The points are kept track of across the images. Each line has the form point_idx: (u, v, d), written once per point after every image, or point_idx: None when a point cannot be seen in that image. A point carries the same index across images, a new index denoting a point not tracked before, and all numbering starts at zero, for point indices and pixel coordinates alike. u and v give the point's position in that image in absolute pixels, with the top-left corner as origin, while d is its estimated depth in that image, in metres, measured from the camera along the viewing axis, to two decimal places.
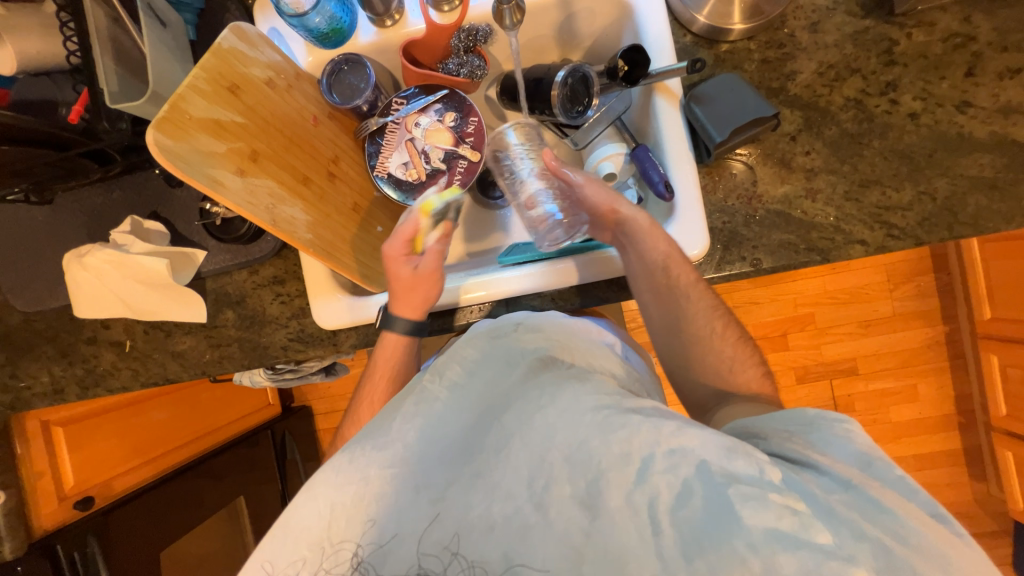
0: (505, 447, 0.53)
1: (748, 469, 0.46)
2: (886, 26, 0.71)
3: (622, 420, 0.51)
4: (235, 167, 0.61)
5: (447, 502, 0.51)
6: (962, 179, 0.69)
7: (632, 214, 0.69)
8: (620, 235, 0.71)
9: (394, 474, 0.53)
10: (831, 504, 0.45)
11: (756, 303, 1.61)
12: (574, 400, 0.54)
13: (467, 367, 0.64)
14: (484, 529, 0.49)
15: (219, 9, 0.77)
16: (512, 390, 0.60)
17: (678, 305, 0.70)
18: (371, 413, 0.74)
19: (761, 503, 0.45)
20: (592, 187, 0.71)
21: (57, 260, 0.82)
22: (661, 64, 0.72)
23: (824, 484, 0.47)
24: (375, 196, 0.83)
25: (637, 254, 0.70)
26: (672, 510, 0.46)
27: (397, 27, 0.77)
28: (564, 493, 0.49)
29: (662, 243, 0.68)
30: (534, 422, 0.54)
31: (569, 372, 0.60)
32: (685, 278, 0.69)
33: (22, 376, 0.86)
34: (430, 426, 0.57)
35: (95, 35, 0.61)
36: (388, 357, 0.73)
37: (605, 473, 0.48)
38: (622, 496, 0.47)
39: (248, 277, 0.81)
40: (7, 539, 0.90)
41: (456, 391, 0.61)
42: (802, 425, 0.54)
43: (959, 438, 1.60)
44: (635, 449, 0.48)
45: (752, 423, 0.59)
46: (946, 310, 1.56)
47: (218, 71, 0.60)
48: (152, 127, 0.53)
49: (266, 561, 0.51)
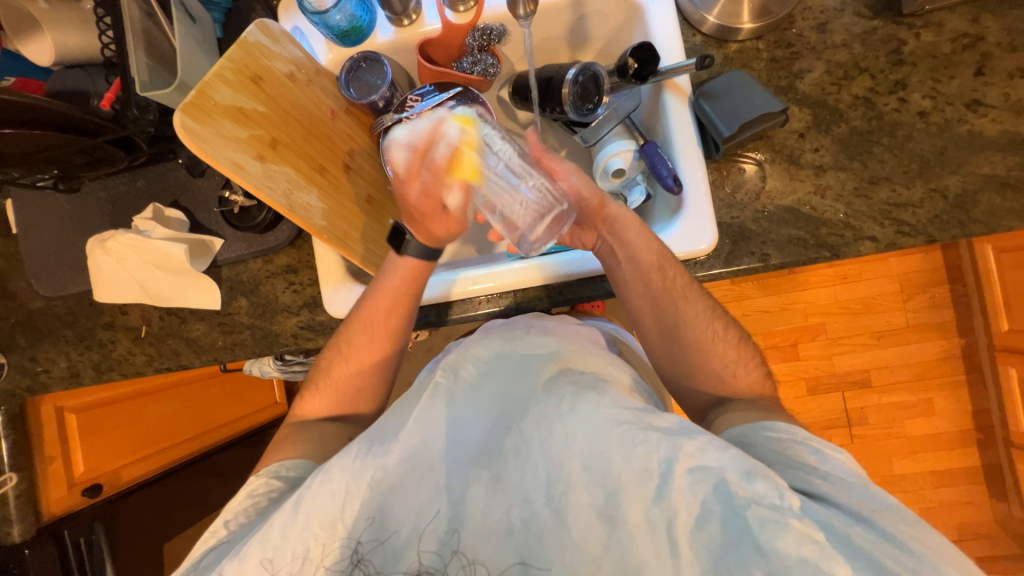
0: (524, 453, 0.54)
1: (769, 492, 0.46)
2: (894, 27, 0.72)
3: (644, 436, 0.50)
4: (255, 154, 0.63)
5: (466, 504, 0.53)
6: (974, 177, 0.69)
7: (624, 213, 0.72)
8: (608, 234, 0.72)
9: (411, 472, 0.55)
10: (850, 535, 0.45)
11: (766, 311, 1.59)
12: (594, 410, 0.54)
13: (482, 368, 0.64)
14: (503, 533, 0.51)
15: (246, 9, 0.81)
16: (529, 395, 0.60)
17: (687, 301, 0.70)
18: (358, 398, 0.77)
19: (779, 527, 0.45)
20: (581, 181, 0.71)
21: (81, 247, 0.84)
22: (671, 62, 0.74)
23: (842, 516, 0.47)
24: (389, 189, 0.84)
25: (626, 257, 0.71)
26: (689, 529, 0.47)
27: (414, 26, 0.80)
28: (582, 502, 0.50)
29: (653, 243, 0.70)
30: (552, 430, 0.54)
31: (588, 381, 0.60)
32: (680, 280, 0.70)
33: (41, 360, 0.88)
34: (450, 425, 0.58)
35: (129, 27, 0.64)
36: (400, 281, 0.72)
37: (623, 487, 0.49)
38: (641, 511, 0.49)
39: (262, 266, 0.83)
40: (15, 522, 0.92)
41: (473, 392, 0.62)
42: (816, 450, 0.55)
43: (979, 455, 1.55)
44: (654, 465, 0.49)
45: (747, 433, 0.60)
46: (961, 322, 1.53)
47: (244, 63, 0.63)
48: (179, 110, 0.55)
49: (277, 537, 0.53)
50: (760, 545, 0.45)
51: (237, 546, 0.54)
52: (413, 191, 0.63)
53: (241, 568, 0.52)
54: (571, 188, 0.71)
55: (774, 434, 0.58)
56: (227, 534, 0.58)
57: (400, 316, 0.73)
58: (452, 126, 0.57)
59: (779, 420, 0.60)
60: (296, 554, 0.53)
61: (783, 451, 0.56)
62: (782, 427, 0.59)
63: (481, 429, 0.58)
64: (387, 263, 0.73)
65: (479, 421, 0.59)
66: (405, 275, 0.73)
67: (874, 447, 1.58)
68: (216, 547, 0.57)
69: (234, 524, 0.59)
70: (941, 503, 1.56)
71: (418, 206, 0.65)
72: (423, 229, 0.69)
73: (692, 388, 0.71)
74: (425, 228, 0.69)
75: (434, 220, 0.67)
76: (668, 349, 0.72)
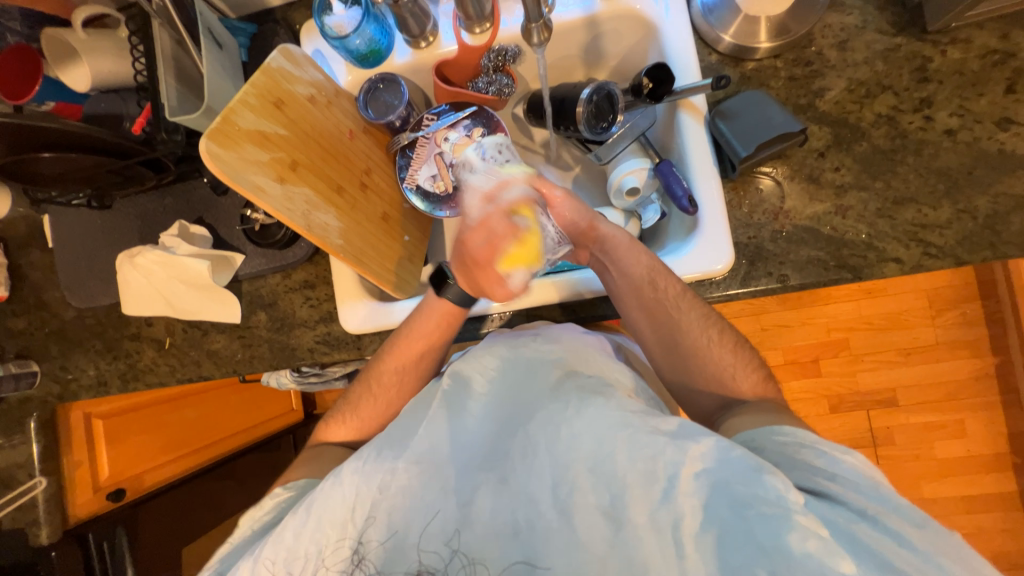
0: (531, 455, 0.54)
1: (772, 488, 0.45)
2: (919, 44, 0.70)
3: (649, 439, 0.49)
4: (276, 176, 0.65)
5: (474, 504, 0.53)
6: (1004, 198, 0.66)
7: (613, 232, 0.72)
8: (598, 253, 0.73)
9: (419, 474, 0.55)
10: (855, 532, 0.45)
11: (786, 326, 1.55)
12: (599, 414, 0.53)
13: (491, 373, 0.63)
14: (509, 534, 0.52)
15: (270, 33, 0.84)
16: (535, 399, 0.59)
17: (688, 313, 0.69)
18: (370, 415, 0.76)
19: (785, 523, 0.44)
20: (570, 204, 0.70)
21: (111, 260, 0.88)
22: (687, 81, 0.73)
23: (847, 513, 0.46)
24: (404, 207, 0.85)
25: (618, 271, 0.71)
26: (695, 531, 0.47)
27: (431, 48, 0.81)
28: (588, 503, 0.50)
29: (643, 258, 0.70)
30: (558, 432, 0.54)
31: (593, 385, 0.58)
32: (672, 290, 0.69)
33: (71, 368, 0.92)
34: (457, 427, 0.58)
35: (160, 56, 0.68)
36: (432, 325, 0.73)
37: (629, 488, 0.49)
38: (646, 512, 0.48)
39: (281, 280, 0.85)
40: (43, 525, 0.96)
41: (481, 396, 0.61)
42: (823, 453, 0.52)
43: (1015, 480, 1.47)
44: (661, 468, 0.48)
45: (755, 437, 0.57)
46: (995, 340, 1.46)
47: (267, 88, 0.65)
48: (205, 137, 0.57)
49: (287, 541, 0.54)
50: (765, 547, 0.44)
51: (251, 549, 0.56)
52: (474, 234, 0.62)
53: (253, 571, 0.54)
54: (561, 214, 0.71)
55: (782, 438, 0.55)
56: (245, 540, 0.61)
57: (432, 356, 0.75)
58: (528, 221, 0.62)
59: (788, 423, 0.58)
60: (307, 555, 0.54)
61: (790, 454, 0.54)
62: (789, 431, 0.56)
63: (488, 432, 0.58)
64: (420, 306, 0.73)
65: (487, 424, 0.59)
66: (438, 321, 0.73)
67: (902, 469, 1.52)
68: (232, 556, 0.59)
69: (251, 534, 0.62)
70: (971, 529, 1.49)
71: (474, 253, 0.63)
72: (472, 283, 0.68)
73: (706, 409, 0.69)
74: (472, 279, 0.67)
75: (484, 274, 0.64)
76: (682, 371, 0.70)
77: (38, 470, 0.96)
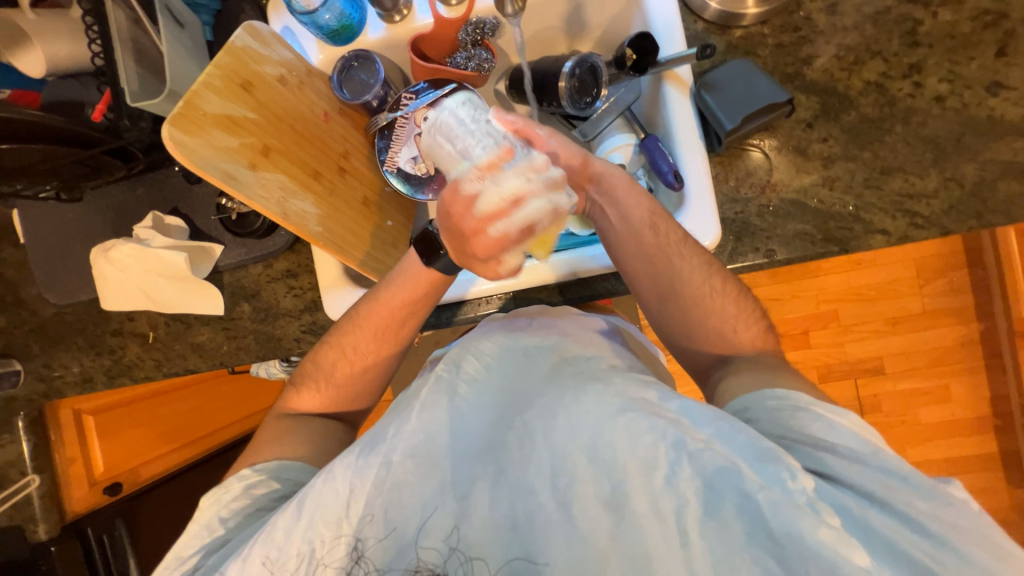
0: (528, 445, 0.52)
1: (779, 477, 0.44)
2: (910, 6, 0.68)
3: (649, 424, 0.48)
4: (247, 162, 0.63)
5: (471, 497, 0.51)
6: (992, 165, 0.65)
7: (609, 169, 0.68)
8: (597, 194, 0.69)
9: (415, 468, 0.53)
10: (867, 518, 0.44)
11: (778, 299, 1.56)
12: (597, 402, 0.51)
13: (483, 359, 0.61)
14: (507, 527, 0.50)
15: (234, 10, 0.80)
16: (535, 388, 0.57)
17: (689, 265, 0.66)
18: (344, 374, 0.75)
19: (796, 512, 0.43)
20: (560, 140, 0.66)
21: (84, 255, 0.85)
22: (672, 51, 0.71)
23: (857, 498, 0.45)
24: (385, 190, 0.83)
25: (618, 213, 0.68)
26: (701, 517, 0.45)
27: (405, 22, 0.77)
28: (589, 494, 0.48)
29: (644, 200, 0.67)
30: (556, 419, 0.51)
31: (593, 371, 0.57)
32: (672, 236, 0.66)
33: (54, 366, 0.90)
34: (451, 419, 0.55)
35: (116, 38, 0.64)
36: (413, 288, 0.70)
37: (630, 478, 0.47)
38: (648, 501, 0.46)
39: (262, 271, 0.84)
40: (41, 521, 0.95)
41: (473, 382, 0.59)
42: (820, 416, 0.52)
43: (995, 442, 1.52)
44: (662, 453, 0.47)
45: (748, 404, 0.57)
46: (981, 308, 1.48)
47: (232, 69, 0.62)
48: (167, 123, 0.55)
49: (277, 545, 0.52)
50: (773, 533, 0.43)
51: (241, 546, 0.54)
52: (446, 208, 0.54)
53: (248, 570, 0.51)
54: (552, 153, 0.65)
55: (775, 402, 0.55)
56: (227, 532, 0.58)
57: (410, 315, 0.73)
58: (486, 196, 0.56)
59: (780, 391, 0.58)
60: (302, 553, 0.52)
61: (783, 420, 0.53)
62: (782, 393, 0.56)
63: (484, 422, 0.56)
64: (402, 268, 0.70)
65: (483, 413, 0.56)
66: (418, 283, 0.71)
67: (888, 435, 1.56)
68: (215, 550, 0.57)
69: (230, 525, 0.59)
70: None
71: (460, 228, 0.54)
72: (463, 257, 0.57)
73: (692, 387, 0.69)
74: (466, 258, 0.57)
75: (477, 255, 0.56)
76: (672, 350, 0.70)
77: (30, 467, 0.94)
